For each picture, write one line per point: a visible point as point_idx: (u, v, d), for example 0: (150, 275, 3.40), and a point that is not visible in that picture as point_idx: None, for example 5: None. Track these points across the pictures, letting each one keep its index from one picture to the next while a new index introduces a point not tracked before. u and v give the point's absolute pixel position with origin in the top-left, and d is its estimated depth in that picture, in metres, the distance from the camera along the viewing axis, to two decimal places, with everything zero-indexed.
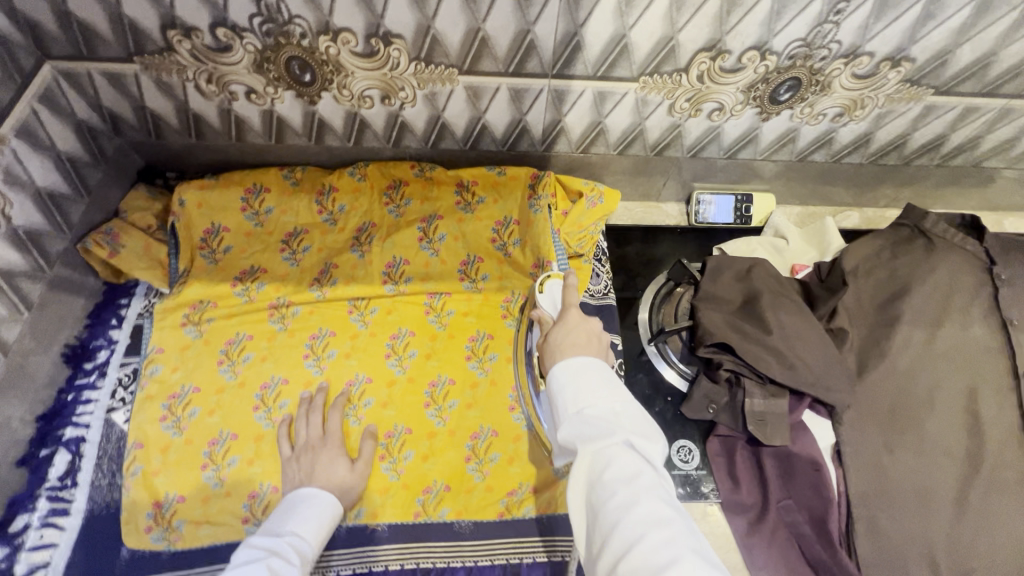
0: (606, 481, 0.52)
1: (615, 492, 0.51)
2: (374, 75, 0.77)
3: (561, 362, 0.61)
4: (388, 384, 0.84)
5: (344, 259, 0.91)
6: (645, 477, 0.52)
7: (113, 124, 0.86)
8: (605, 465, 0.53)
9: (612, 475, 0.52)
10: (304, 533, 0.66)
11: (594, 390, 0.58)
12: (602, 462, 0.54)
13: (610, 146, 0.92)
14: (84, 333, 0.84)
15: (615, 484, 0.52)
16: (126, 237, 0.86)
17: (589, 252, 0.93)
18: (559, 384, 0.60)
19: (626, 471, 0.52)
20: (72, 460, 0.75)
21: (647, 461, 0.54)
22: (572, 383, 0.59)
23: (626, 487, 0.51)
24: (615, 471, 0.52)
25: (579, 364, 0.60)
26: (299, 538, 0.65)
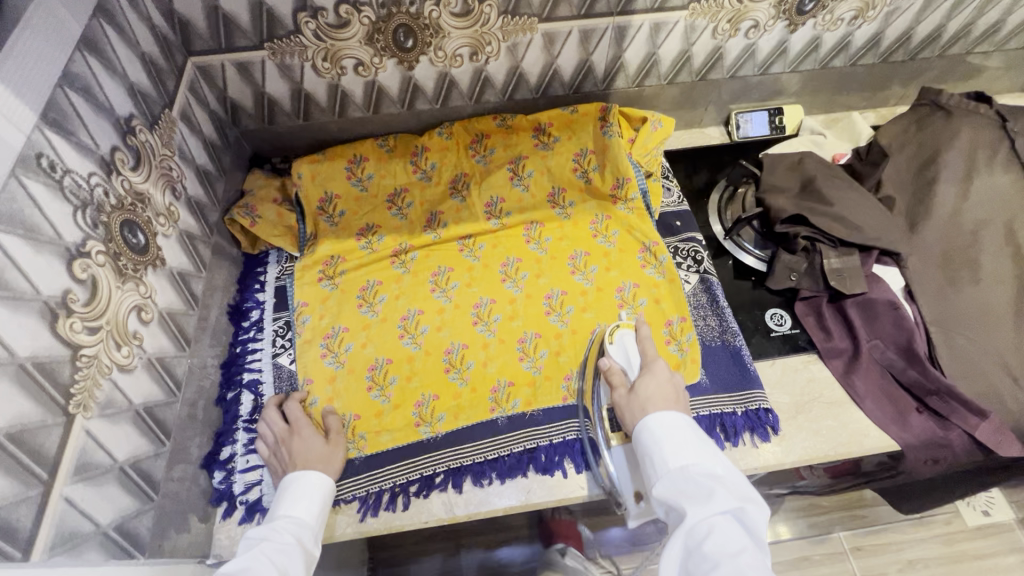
0: (705, 550, 0.55)
1: (714, 559, 0.53)
2: (467, 33, 0.90)
3: (655, 414, 0.69)
4: (510, 302, 0.95)
5: (448, 206, 1.03)
6: (750, 553, 0.54)
7: (234, 113, 0.97)
8: (705, 535, 0.56)
9: (713, 544, 0.55)
10: (291, 513, 0.68)
11: (692, 452, 0.64)
12: (702, 531, 0.57)
13: (661, 76, 1.06)
14: (237, 297, 0.94)
15: (715, 556, 0.54)
16: (261, 209, 0.97)
17: (657, 171, 1.06)
18: (652, 437, 0.66)
19: (729, 544, 0.55)
20: (255, 399, 0.85)
21: (749, 532, 0.57)
22: (667, 433, 0.66)
23: (729, 558, 0.53)
24: (716, 539, 0.55)
25: (672, 417, 0.68)
26: (288, 517, 0.67)
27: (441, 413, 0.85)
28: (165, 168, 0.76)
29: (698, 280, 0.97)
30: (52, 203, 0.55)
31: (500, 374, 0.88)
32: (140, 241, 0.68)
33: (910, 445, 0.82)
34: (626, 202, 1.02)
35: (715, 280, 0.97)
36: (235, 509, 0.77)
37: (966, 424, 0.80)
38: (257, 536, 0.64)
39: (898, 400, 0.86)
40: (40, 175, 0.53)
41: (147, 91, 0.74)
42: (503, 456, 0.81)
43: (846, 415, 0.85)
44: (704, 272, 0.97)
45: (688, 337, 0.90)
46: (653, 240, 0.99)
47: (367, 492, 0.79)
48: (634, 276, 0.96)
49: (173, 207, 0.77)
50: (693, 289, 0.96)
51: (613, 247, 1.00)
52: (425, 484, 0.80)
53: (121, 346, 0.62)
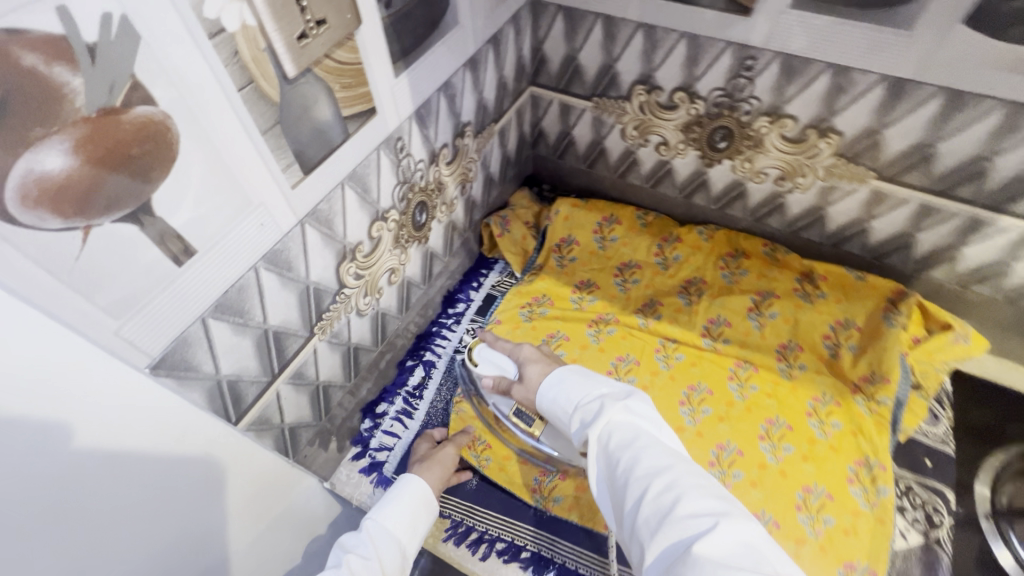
0: (610, 448, 0.53)
1: (618, 456, 0.52)
2: (787, 157, 0.84)
3: (547, 377, 0.67)
4: (677, 429, 0.87)
5: (669, 302, 0.99)
6: (643, 433, 0.53)
7: (536, 139, 1.08)
8: (609, 433, 0.55)
9: (615, 442, 0.53)
10: (386, 518, 0.67)
11: (580, 390, 0.63)
12: (607, 432, 0.55)
13: (1001, 290, 0.84)
14: (455, 285, 1.05)
15: (616, 450, 0.52)
16: (512, 225, 1.07)
17: (930, 388, 0.86)
18: (554, 394, 0.64)
19: (625, 434, 0.53)
20: (423, 377, 0.95)
21: (644, 419, 0.55)
22: (567, 388, 0.64)
23: (626, 446, 0.52)
24: (616, 434, 0.54)
25: (560, 373, 0.66)
26: (383, 523, 0.66)
27: (558, 496, 0.81)
28: (467, 168, 0.87)
29: (919, 545, 0.76)
30: (387, 175, 0.67)
31: None
32: (421, 220, 0.80)
33: None
34: (869, 400, 0.85)
35: (942, 559, 0.75)
36: (362, 456, 0.87)
37: None
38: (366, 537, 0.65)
39: None
40: (391, 153, 0.66)
41: (488, 106, 0.86)
42: None
43: None
44: (932, 540, 0.76)
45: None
46: (878, 460, 0.81)
47: (461, 521, 0.81)
48: (832, 486, 0.80)
49: (455, 200, 0.88)
50: (904, 549, 0.76)
51: (825, 440, 0.84)
52: (512, 550, 0.79)
53: (366, 296, 0.74)
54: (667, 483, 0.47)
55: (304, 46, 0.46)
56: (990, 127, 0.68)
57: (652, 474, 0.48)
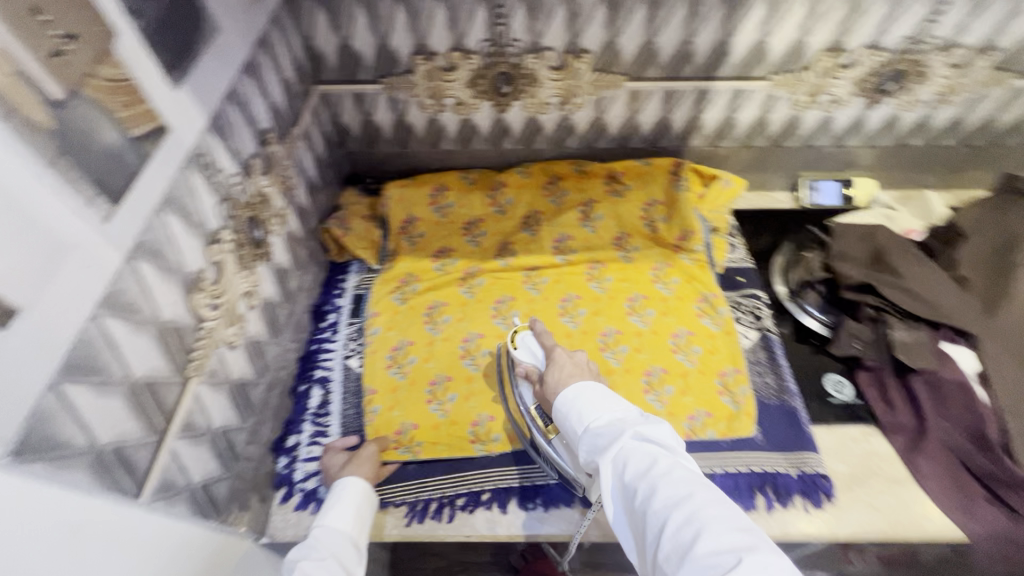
0: (626, 477, 0.55)
1: (634, 484, 0.54)
2: (559, 84, 0.99)
3: (566, 389, 0.71)
4: (566, 335, 0.99)
5: (518, 238, 1.10)
6: (661, 460, 0.54)
7: (342, 135, 1.09)
8: (623, 462, 0.57)
9: (630, 472, 0.55)
10: (333, 522, 0.72)
11: (597, 410, 0.65)
12: (621, 460, 0.57)
13: (737, 138, 1.10)
14: (319, 300, 1.03)
15: (633, 480, 0.54)
16: (352, 222, 1.08)
17: (724, 227, 1.09)
18: (573, 406, 0.67)
19: (641, 462, 0.55)
20: (323, 394, 0.92)
21: (660, 445, 0.57)
22: (592, 402, 0.66)
23: (642, 476, 0.54)
24: (630, 463, 0.56)
25: (579, 386, 0.70)
26: (331, 526, 0.71)
27: (495, 433, 0.87)
28: (284, 176, 0.86)
29: (757, 337, 0.97)
30: (204, 193, 0.64)
31: None
32: (257, 236, 0.77)
33: (978, 537, 0.79)
34: (689, 252, 1.06)
35: (775, 339, 0.97)
36: (292, 494, 0.82)
37: None
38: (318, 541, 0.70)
39: (967, 487, 0.82)
40: (200, 171, 0.63)
41: (282, 110, 0.85)
42: (550, 484, 0.83)
43: (907, 494, 0.83)
44: (764, 329, 0.98)
45: (742, 389, 0.91)
46: (710, 292, 1.01)
47: (416, 500, 0.83)
48: (690, 324, 0.99)
49: (285, 210, 0.87)
50: (750, 345, 0.97)
51: (672, 294, 1.02)
52: (471, 499, 0.82)
53: (230, 326, 0.70)
54: (686, 514, 0.49)
55: (63, 65, 0.44)
56: (682, 16, 0.88)
57: (669, 504, 0.50)
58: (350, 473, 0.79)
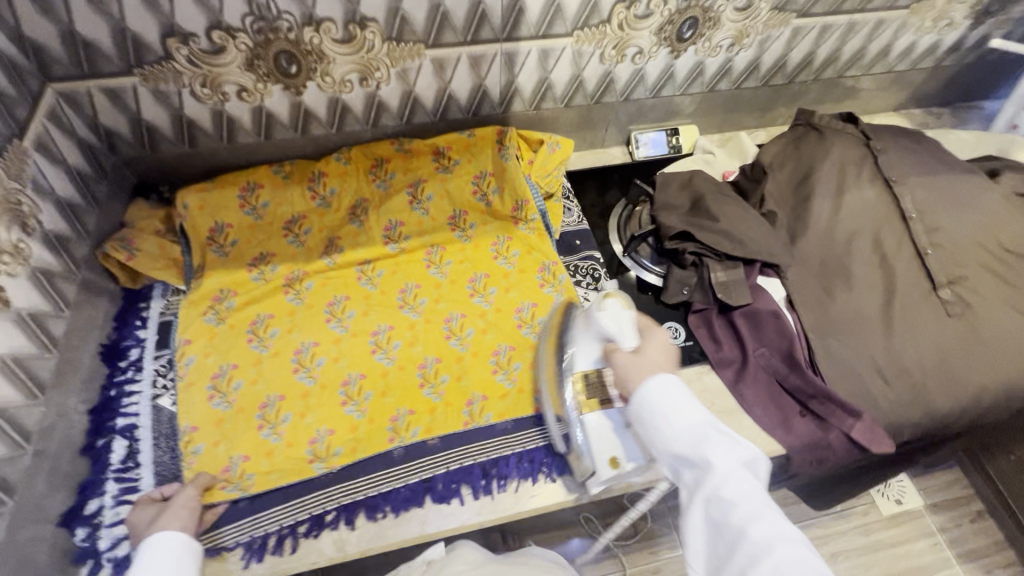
0: (722, 497, 0.57)
1: (736, 508, 0.56)
2: (353, 58, 0.90)
3: (653, 376, 0.67)
4: (409, 328, 0.93)
5: (345, 232, 1.01)
6: (760, 492, 0.57)
7: (110, 140, 0.92)
8: (722, 483, 0.58)
9: (728, 493, 0.57)
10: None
11: (684, 417, 0.63)
12: (718, 479, 0.58)
13: (558, 99, 1.08)
14: (114, 335, 0.88)
15: (735, 501, 0.56)
16: (140, 240, 0.92)
17: (558, 192, 1.09)
18: (653, 407, 0.65)
19: (739, 489, 0.57)
20: (129, 445, 0.80)
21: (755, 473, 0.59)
22: (656, 411, 0.64)
23: (748, 504, 0.56)
24: (732, 487, 0.57)
25: (666, 381, 0.66)
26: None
27: (336, 448, 0.81)
28: (13, 203, 0.71)
29: (596, 299, 0.99)
30: None
31: (399, 403, 0.85)
32: None
33: (795, 449, 0.87)
34: (526, 223, 1.03)
35: (612, 298, 0.99)
36: (99, 568, 0.71)
37: (843, 425, 0.86)
38: None
39: (784, 405, 0.90)
40: None
41: None
42: (398, 487, 0.79)
43: (737, 422, 0.89)
44: (601, 290, 1.00)
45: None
46: (550, 261, 1.00)
47: (251, 538, 0.75)
48: (533, 296, 0.97)
49: (22, 243, 0.71)
50: (591, 307, 0.97)
51: (513, 269, 1.00)
52: (315, 523, 0.76)
53: None
54: (787, 550, 0.53)
55: None
56: None
57: (777, 540, 0.53)
58: (162, 527, 0.68)
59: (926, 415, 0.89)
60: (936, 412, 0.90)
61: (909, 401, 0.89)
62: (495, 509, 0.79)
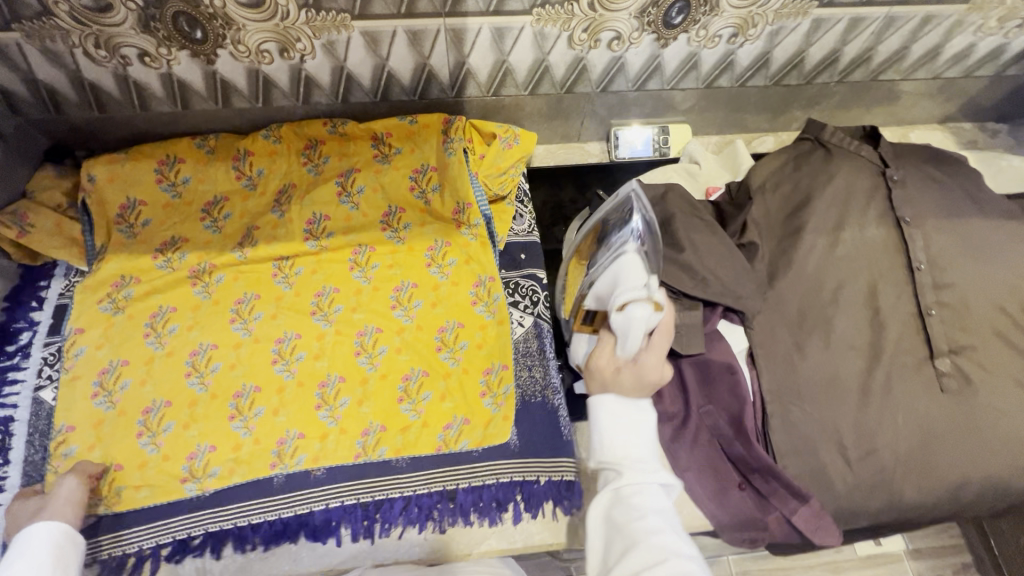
0: (632, 505, 0.59)
1: (639, 516, 0.58)
2: (266, 26, 0.77)
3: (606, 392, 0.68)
4: (317, 339, 0.84)
5: (265, 221, 0.91)
6: (666, 511, 0.59)
7: (7, 100, 0.84)
8: (635, 494, 0.60)
9: (638, 502, 0.59)
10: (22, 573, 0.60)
11: (626, 443, 0.63)
12: (632, 491, 0.60)
13: (520, 85, 0.93)
14: (4, 316, 0.83)
15: (642, 510, 0.58)
16: (35, 216, 0.85)
17: (511, 194, 0.96)
18: (602, 419, 0.65)
19: (653, 504, 0.59)
20: (1, 440, 0.76)
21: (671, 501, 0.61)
22: (609, 422, 0.64)
23: (653, 517, 0.58)
24: (641, 499, 0.60)
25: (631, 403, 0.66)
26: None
27: (214, 467, 0.75)
28: None
29: (531, 324, 0.87)
30: None
31: (290, 424, 0.78)
32: None
33: (723, 524, 0.78)
34: (468, 228, 0.90)
35: (547, 326, 0.88)
36: None
37: (784, 508, 0.75)
38: None
39: (722, 474, 0.79)
40: None
41: None
42: (270, 519, 0.74)
43: None
44: (539, 316, 0.88)
45: (507, 389, 0.81)
46: (487, 275, 0.88)
47: (110, 555, 0.71)
48: (460, 315, 0.85)
49: None
50: (523, 334, 0.87)
51: (446, 280, 0.88)
52: (178, 547, 0.72)
53: None
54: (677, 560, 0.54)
55: None
56: None
57: (666, 549, 0.55)
58: (44, 518, 0.65)
59: (888, 506, 0.77)
60: (901, 504, 0.77)
61: (871, 488, 0.77)
62: (370, 556, 0.74)
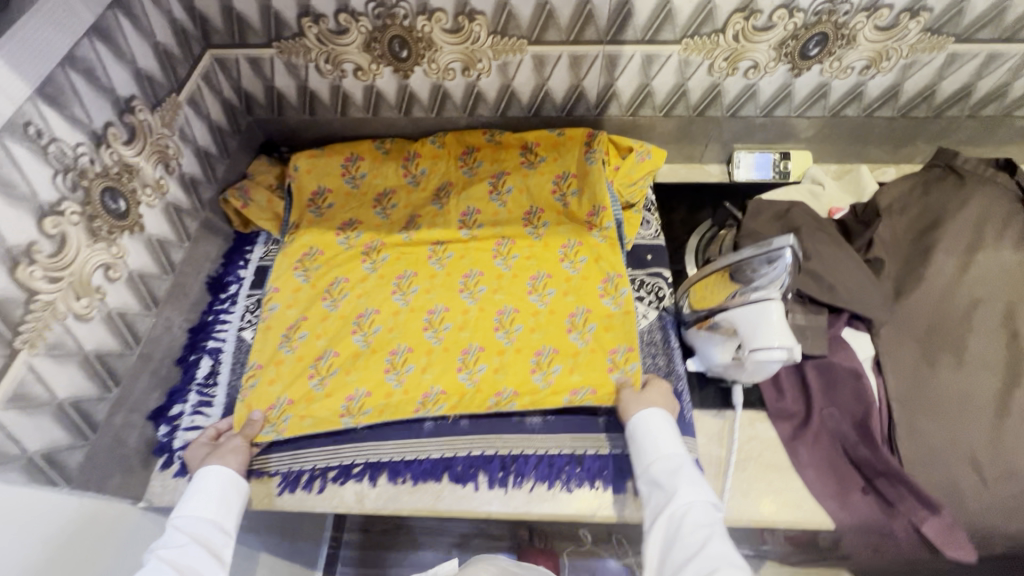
0: (685, 522, 0.69)
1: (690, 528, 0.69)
2: (458, 48, 0.94)
3: (643, 413, 0.80)
4: (462, 312, 0.95)
5: (426, 212, 1.06)
6: (712, 518, 0.69)
7: (248, 103, 1.06)
8: (684, 511, 0.70)
9: (689, 520, 0.69)
10: (193, 510, 0.74)
11: (659, 452, 0.77)
12: (681, 508, 0.71)
13: (657, 108, 1.04)
14: (220, 270, 1.01)
15: (689, 523, 0.69)
16: (254, 192, 1.05)
17: (639, 203, 1.05)
18: (638, 436, 0.79)
19: (701, 515, 0.69)
20: (213, 364, 0.92)
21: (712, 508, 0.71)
22: (644, 441, 0.78)
23: (701, 526, 0.68)
24: (691, 515, 0.70)
25: (657, 419, 0.79)
26: (191, 516, 0.73)
27: (368, 409, 0.85)
28: (161, 145, 0.85)
29: (656, 317, 0.94)
30: (32, 164, 0.63)
31: (435, 381, 0.88)
32: (120, 207, 0.77)
33: (846, 526, 0.77)
34: (600, 230, 0.99)
35: (672, 319, 0.94)
36: (171, 462, 0.84)
37: (913, 516, 0.75)
38: (176, 534, 0.71)
39: (844, 475, 0.80)
40: (24, 140, 0.62)
41: (155, 76, 0.83)
42: (420, 459, 0.84)
43: (783, 482, 0.81)
44: (663, 310, 0.95)
45: (633, 366, 0.87)
46: (615, 272, 0.95)
47: (290, 470, 0.84)
48: (590, 303, 0.93)
49: (163, 180, 0.86)
50: (648, 325, 0.94)
51: (577, 272, 0.97)
52: (343, 471, 0.84)
53: (81, 298, 0.70)
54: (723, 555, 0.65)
55: None
56: None
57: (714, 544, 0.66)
58: (216, 462, 0.79)
59: None
60: None
61: (1010, 509, 0.75)
62: (505, 504, 0.81)
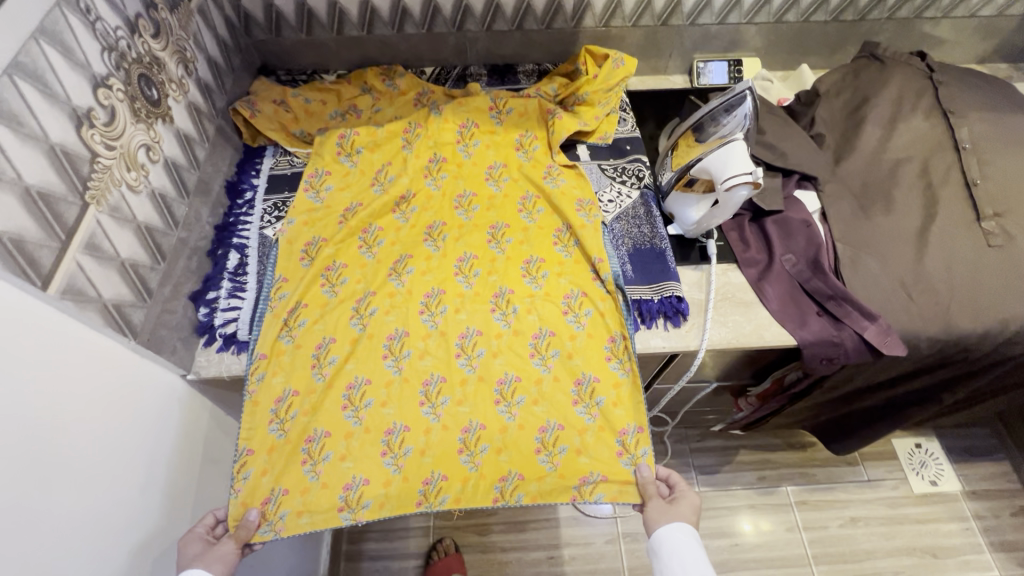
0: None
1: None
2: None
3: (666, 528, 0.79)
4: (460, 382, 0.89)
5: (419, 252, 0.99)
6: None
7: (247, 23, 1.12)
8: None
9: None
10: None
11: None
12: None
13: (626, 18, 1.17)
14: (235, 177, 1.08)
15: None
16: (261, 104, 1.11)
17: (614, 106, 1.15)
18: (663, 549, 0.77)
19: None
20: (240, 257, 0.98)
21: None
22: (670, 555, 0.76)
23: None
24: None
25: (683, 538, 0.77)
26: None
27: (367, 500, 0.82)
28: (180, 46, 0.91)
29: (638, 195, 1.08)
30: (85, 37, 0.70)
31: (436, 465, 0.85)
32: (154, 95, 0.83)
33: (807, 342, 0.93)
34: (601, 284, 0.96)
35: (652, 195, 1.08)
36: (213, 339, 0.91)
37: (856, 326, 0.90)
38: None
39: (801, 304, 0.96)
40: (77, 13, 0.68)
41: None
42: None
43: (752, 313, 0.97)
44: (643, 188, 1.09)
45: (644, 451, 0.86)
46: (620, 334, 0.92)
47: None
48: (596, 368, 0.90)
49: (184, 79, 0.93)
50: (632, 202, 1.07)
51: (581, 331, 0.93)
52: None
53: (131, 170, 0.77)
54: None
55: None
56: None
57: None
58: (200, 566, 0.73)
59: (945, 332, 0.91)
60: (957, 330, 0.91)
61: (931, 314, 0.92)
62: None
